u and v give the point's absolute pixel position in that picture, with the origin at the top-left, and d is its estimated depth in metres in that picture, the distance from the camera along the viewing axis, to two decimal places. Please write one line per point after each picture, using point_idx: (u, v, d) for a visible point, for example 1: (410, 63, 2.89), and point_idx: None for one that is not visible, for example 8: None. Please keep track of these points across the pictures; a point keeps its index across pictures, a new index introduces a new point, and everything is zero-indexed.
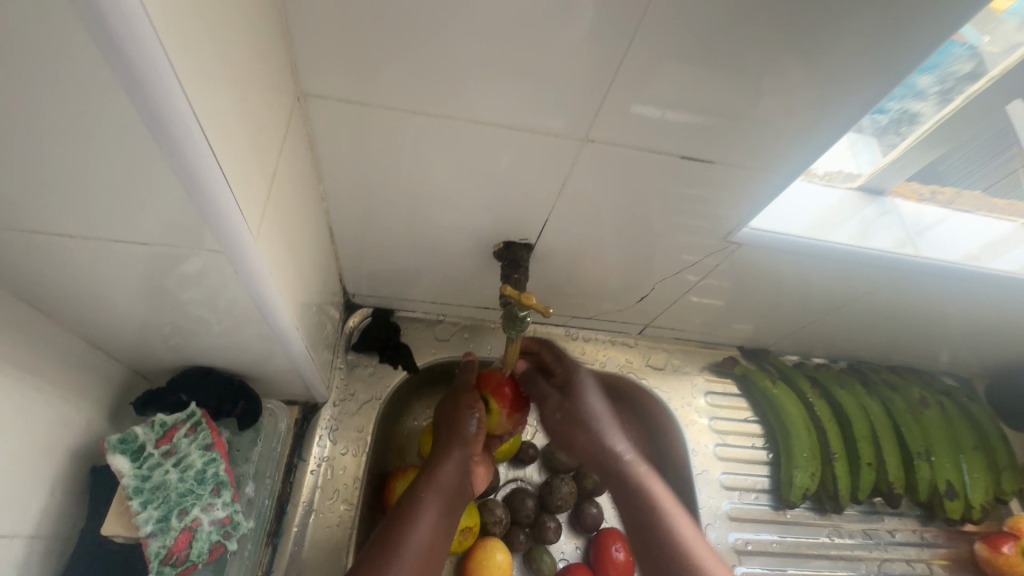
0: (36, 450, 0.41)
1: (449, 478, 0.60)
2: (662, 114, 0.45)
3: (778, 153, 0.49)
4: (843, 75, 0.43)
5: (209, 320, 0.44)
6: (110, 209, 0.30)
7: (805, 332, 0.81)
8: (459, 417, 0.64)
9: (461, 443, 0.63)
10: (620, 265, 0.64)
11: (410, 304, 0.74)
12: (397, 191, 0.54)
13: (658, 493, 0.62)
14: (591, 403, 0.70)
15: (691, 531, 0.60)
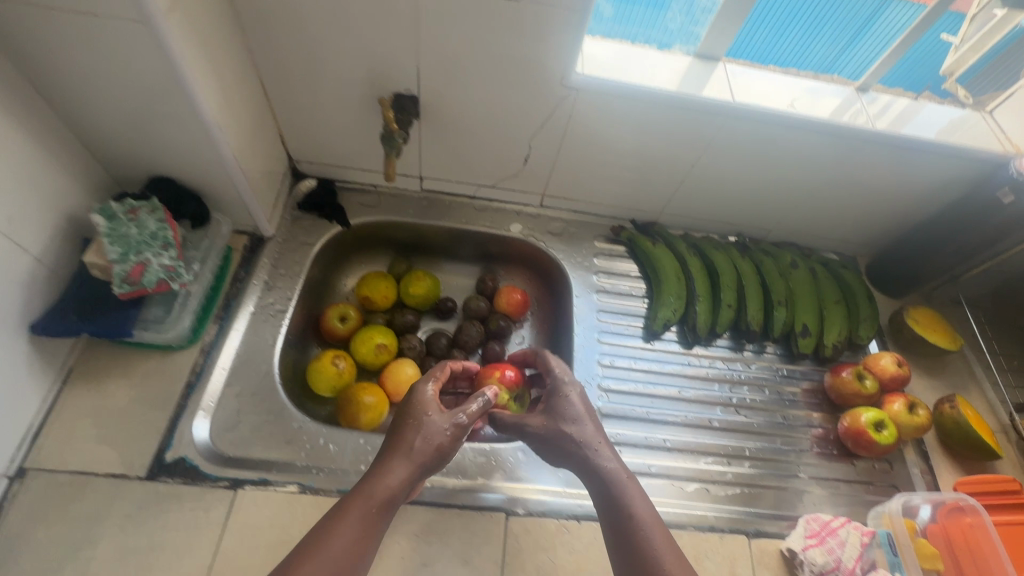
0: (37, 199, 0.60)
1: (396, 484, 0.58)
2: None
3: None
4: None
5: (156, 118, 0.62)
6: None
7: (680, 201, 0.94)
8: (425, 420, 0.62)
9: (428, 441, 0.61)
10: (497, 123, 0.79)
11: (346, 173, 0.92)
12: (302, 48, 0.70)
13: (638, 505, 0.58)
14: (574, 407, 0.66)
15: (667, 545, 0.55)
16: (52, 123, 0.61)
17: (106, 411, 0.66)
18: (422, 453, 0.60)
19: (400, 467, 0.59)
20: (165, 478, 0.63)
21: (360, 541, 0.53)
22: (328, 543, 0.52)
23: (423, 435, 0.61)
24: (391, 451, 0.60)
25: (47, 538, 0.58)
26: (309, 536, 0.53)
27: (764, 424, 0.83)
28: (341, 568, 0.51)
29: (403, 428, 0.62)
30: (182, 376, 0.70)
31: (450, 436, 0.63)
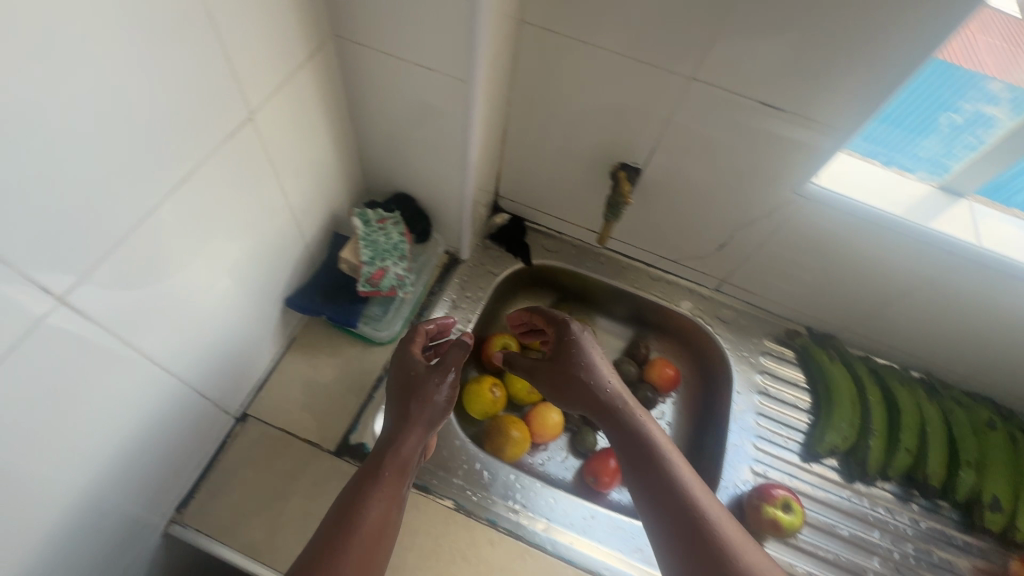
0: (320, 197, 0.71)
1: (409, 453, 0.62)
2: (758, 70, 0.61)
3: (847, 117, 0.62)
4: (905, 56, 0.55)
5: (425, 149, 0.71)
6: (417, 39, 0.56)
7: (870, 322, 0.89)
8: (438, 391, 0.64)
9: (420, 402, 0.64)
10: (708, 208, 0.81)
11: (539, 216, 0.98)
12: (552, 111, 0.77)
13: (692, 482, 0.59)
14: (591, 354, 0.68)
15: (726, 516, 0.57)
16: (347, 139, 0.72)
17: (314, 382, 0.75)
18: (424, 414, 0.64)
19: (411, 438, 0.62)
20: (348, 458, 0.71)
21: (386, 511, 0.58)
22: (360, 513, 0.56)
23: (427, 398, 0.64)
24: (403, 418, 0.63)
25: (253, 481, 0.68)
26: (343, 509, 0.57)
27: None
28: (376, 537, 0.56)
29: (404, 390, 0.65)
30: (375, 368, 0.78)
31: (445, 393, 0.65)
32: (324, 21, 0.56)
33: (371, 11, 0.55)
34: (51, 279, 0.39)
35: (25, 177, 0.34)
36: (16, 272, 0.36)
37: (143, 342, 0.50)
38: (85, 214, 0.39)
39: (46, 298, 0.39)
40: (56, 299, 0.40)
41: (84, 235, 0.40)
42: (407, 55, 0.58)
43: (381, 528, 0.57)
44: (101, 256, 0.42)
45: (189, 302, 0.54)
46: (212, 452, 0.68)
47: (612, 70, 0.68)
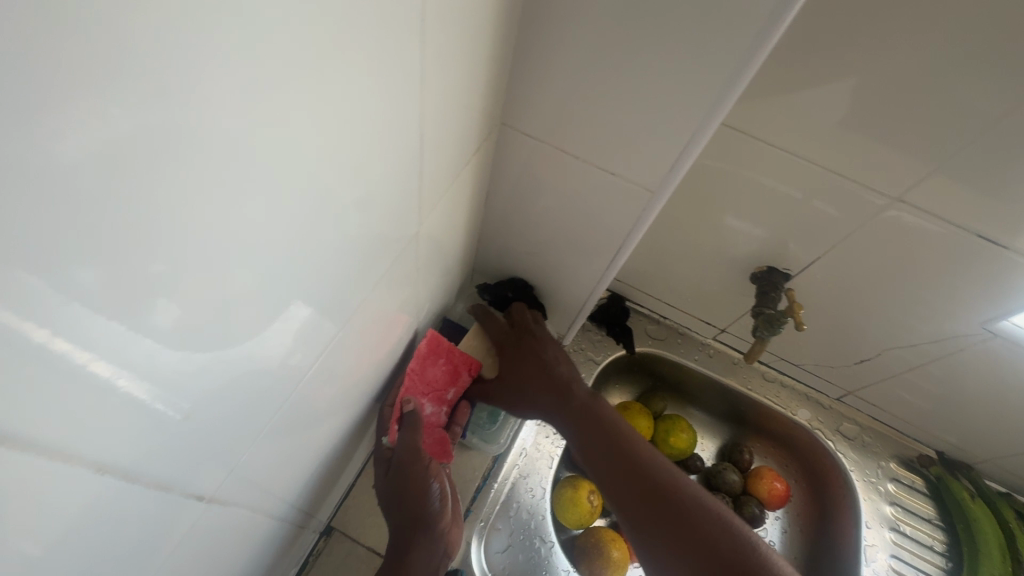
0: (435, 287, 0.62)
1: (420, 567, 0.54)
2: (985, 200, 0.52)
3: None
4: None
5: (563, 242, 0.63)
6: (605, 141, 0.48)
7: (1022, 460, 0.77)
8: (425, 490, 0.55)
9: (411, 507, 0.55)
10: (861, 323, 0.71)
11: (645, 299, 0.89)
12: (699, 205, 0.68)
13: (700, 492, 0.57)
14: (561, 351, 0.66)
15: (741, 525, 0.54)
16: (474, 222, 0.64)
17: None
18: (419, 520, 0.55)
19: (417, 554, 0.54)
20: None
21: None
22: None
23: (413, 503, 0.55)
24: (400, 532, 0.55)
25: None
26: None
27: None
28: None
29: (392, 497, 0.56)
30: (473, 478, 0.69)
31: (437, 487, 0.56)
32: (496, 111, 0.49)
33: (556, 106, 0.47)
34: (205, 483, 0.33)
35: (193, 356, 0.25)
36: (179, 491, 0.30)
37: (258, 499, 0.42)
38: (250, 405, 0.33)
39: (197, 503, 0.33)
40: (205, 499, 0.34)
41: (243, 426, 0.34)
42: (582, 153, 0.50)
43: None
44: (252, 440, 0.36)
45: (305, 442, 0.46)
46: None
47: (792, 176, 0.59)
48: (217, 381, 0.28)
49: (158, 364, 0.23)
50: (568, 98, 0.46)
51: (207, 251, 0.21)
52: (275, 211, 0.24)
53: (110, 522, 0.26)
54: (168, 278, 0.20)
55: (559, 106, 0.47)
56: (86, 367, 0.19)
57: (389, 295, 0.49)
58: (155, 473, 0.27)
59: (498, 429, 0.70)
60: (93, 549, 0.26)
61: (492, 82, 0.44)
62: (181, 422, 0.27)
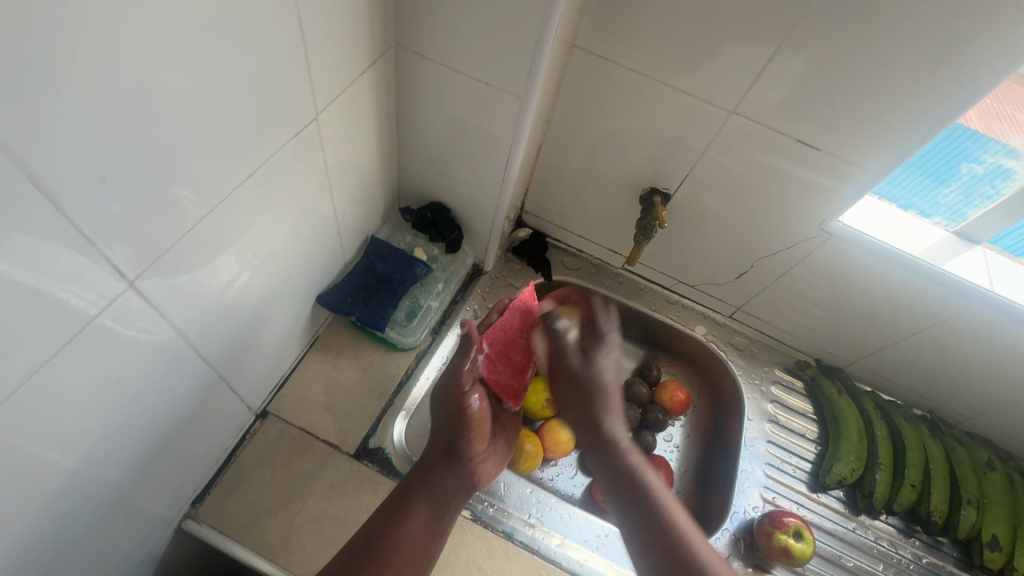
0: (357, 199, 0.72)
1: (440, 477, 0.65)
2: (797, 106, 0.64)
3: (878, 155, 0.65)
4: (934, 107, 0.59)
5: (465, 161, 0.73)
6: (478, 54, 0.58)
7: (880, 358, 0.91)
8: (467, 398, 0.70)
9: (451, 428, 0.69)
10: (732, 237, 0.83)
11: (562, 233, 1.00)
12: (590, 132, 0.80)
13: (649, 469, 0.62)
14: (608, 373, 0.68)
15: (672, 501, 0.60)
16: (392, 145, 0.74)
17: (337, 383, 0.75)
18: (445, 437, 0.69)
19: (438, 455, 0.66)
20: (367, 461, 0.71)
21: (428, 519, 0.61)
22: (394, 533, 0.57)
23: (453, 417, 0.70)
24: (440, 447, 0.68)
25: (271, 479, 0.67)
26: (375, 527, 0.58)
27: None
28: (414, 546, 0.58)
29: (444, 424, 0.70)
30: (397, 373, 0.78)
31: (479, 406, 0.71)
32: (389, 32, 0.59)
33: (436, 24, 0.57)
34: (125, 266, 0.41)
35: (61, 192, 0.33)
36: (99, 255, 0.38)
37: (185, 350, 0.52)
38: (161, 203, 0.41)
39: (120, 281, 0.41)
40: (128, 283, 0.41)
41: (158, 223, 0.41)
42: (463, 68, 0.60)
43: (424, 534, 0.60)
44: (169, 247, 0.44)
45: (224, 307, 0.55)
46: (230, 446, 0.67)
47: (653, 96, 0.71)
48: (123, 153, 0.36)
49: (63, 97, 0.31)
50: (442, 15, 0.56)
51: (83, 26, 0.30)
52: (122, 70, 0.33)
53: (42, 245, 0.34)
54: (22, 110, 0.29)
55: (438, 26, 0.57)
56: (10, 61, 0.27)
57: (303, 185, 0.59)
58: (75, 220, 0.35)
59: (414, 329, 0.79)
60: (23, 266, 0.33)
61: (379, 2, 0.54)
62: (91, 176, 0.35)
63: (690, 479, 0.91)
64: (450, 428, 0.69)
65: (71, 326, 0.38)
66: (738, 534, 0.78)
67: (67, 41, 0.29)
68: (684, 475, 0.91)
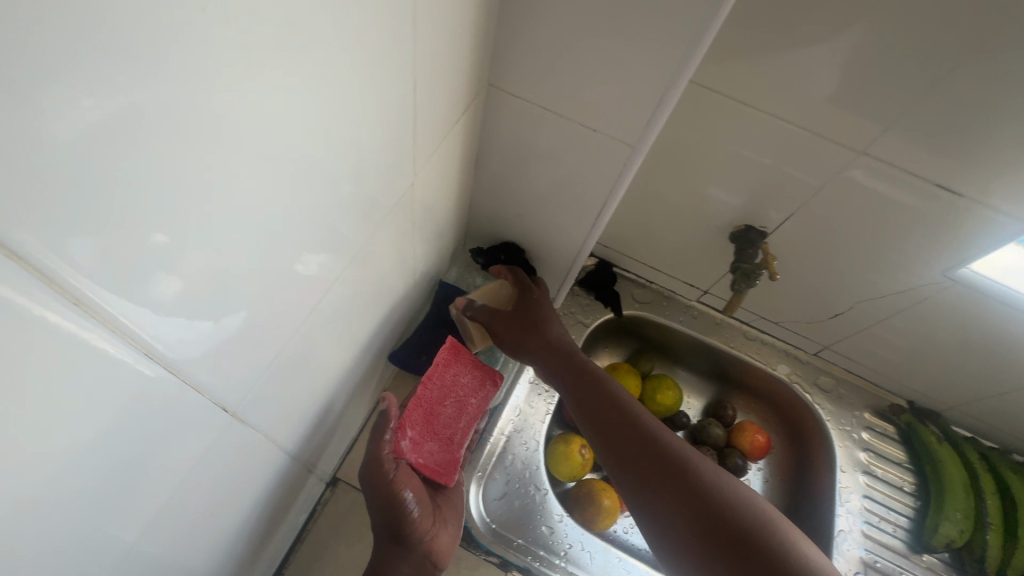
0: (431, 247, 0.66)
1: None
2: (940, 148, 0.56)
3: None
4: None
5: (550, 205, 0.66)
6: (587, 96, 0.50)
7: (986, 405, 0.84)
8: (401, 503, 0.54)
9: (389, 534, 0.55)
10: (832, 278, 0.76)
11: (631, 264, 0.93)
12: (680, 166, 0.72)
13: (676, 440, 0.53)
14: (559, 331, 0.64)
15: (715, 469, 0.50)
16: (466, 186, 0.67)
17: None
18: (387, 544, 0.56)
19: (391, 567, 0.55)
20: None
21: None
22: None
23: (384, 523, 0.55)
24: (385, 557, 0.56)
25: (347, 556, 0.62)
26: None
27: None
28: None
29: (382, 529, 0.56)
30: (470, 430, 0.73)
31: (420, 507, 0.56)
32: (483, 72, 0.51)
33: (540, 65, 0.50)
34: (229, 396, 0.34)
35: (181, 336, 0.27)
36: (206, 395, 0.32)
37: (277, 445, 0.47)
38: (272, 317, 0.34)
39: (223, 414, 0.35)
40: (229, 413, 0.35)
41: (263, 341, 0.35)
42: (564, 110, 0.53)
43: None
44: (269, 360, 0.37)
45: (309, 392, 0.49)
46: (302, 522, 0.62)
47: (762, 131, 0.63)
48: (239, 283, 0.29)
49: (199, 234, 0.24)
50: (549, 55, 0.48)
51: (232, 140, 0.23)
52: (259, 183, 0.27)
53: (160, 396, 0.28)
54: (152, 255, 0.23)
55: (541, 66, 0.50)
56: (148, 205, 0.21)
57: (387, 248, 0.52)
58: (184, 368, 0.29)
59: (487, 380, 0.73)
60: (132, 432, 0.27)
61: (480, 42, 0.47)
62: (206, 316, 0.28)
63: None
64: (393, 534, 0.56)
65: (178, 470, 0.33)
66: None
67: (203, 179, 0.23)
68: None
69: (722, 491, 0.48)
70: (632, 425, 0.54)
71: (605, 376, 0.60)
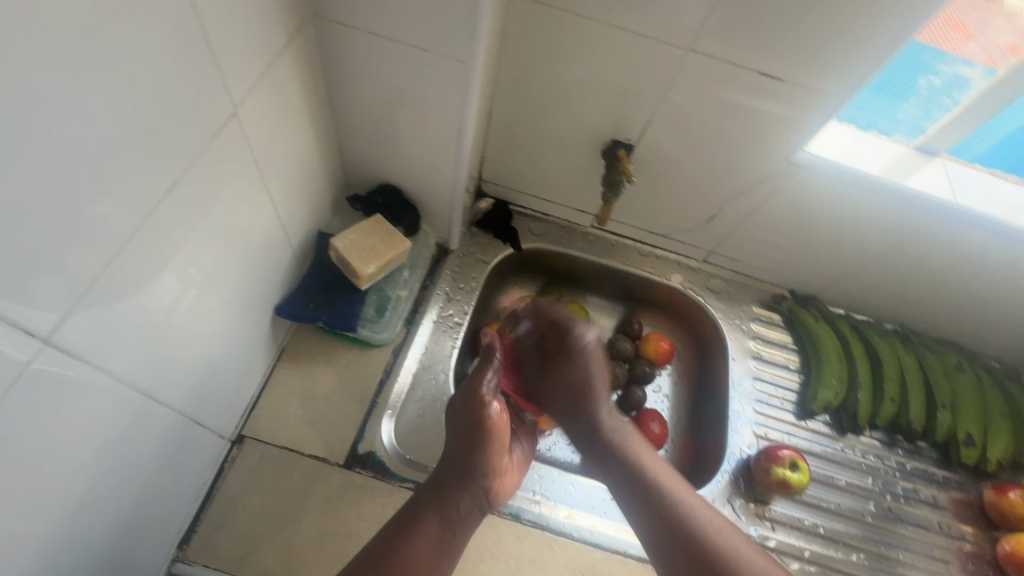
0: (301, 195, 0.66)
1: (465, 496, 0.61)
2: (755, 37, 0.61)
3: (840, 79, 0.63)
4: (893, 24, 0.57)
5: (413, 139, 0.67)
6: (410, 15, 0.51)
7: (851, 282, 0.93)
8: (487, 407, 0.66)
9: (467, 437, 0.64)
10: (699, 182, 0.81)
11: (525, 199, 0.95)
12: (541, 89, 0.74)
13: (665, 477, 0.64)
14: (592, 368, 0.73)
15: (695, 501, 0.61)
16: (329, 130, 0.67)
17: (313, 394, 0.71)
18: (462, 455, 0.64)
19: (457, 469, 0.63)
20: (360, 469, 0.67)
21: (431, 550, 0.56)
22: (398, 555, 0.53)
23: (468, 424, 0.65)
24: (454, 462, 0.63)
25: (261, 505, 0.63)
26: (384, 550, 0.54)
27: (920, 546, 0.80)
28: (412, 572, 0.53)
29: (462, 435, 0.66)
30: (376, 372, 0.74)
31: (497, 415, 0.66)
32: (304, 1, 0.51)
33: None
34: (34, 319, 0.34)
35: None
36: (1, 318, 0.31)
37: (140, 390, 0.47)
38: (69, 237, 0.34)
39: (35, 341, 0.34)
40: (43, 341, 0.35)
41: (67, 265, 0.35)
42: (394, 34, 0.54)
43: (428, 560, 0.55)
44: (90, 284, 0.37)
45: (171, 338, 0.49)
46: (209, 479, 0.63)
47: (602, 42, 0.66)
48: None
49: None
50: None
51: None
52: None
53: None
54: None
55: None
56: None
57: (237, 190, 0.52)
58: None
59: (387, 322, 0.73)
60: None
61: None
62: None
63: (683, 426, 0.92)
64: (472, 442, 0.65)
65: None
66: (735, 473, 0.80)
67: None
68: (677, 422, 0.92)
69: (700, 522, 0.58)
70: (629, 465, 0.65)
71: (596, 392, 0.72)
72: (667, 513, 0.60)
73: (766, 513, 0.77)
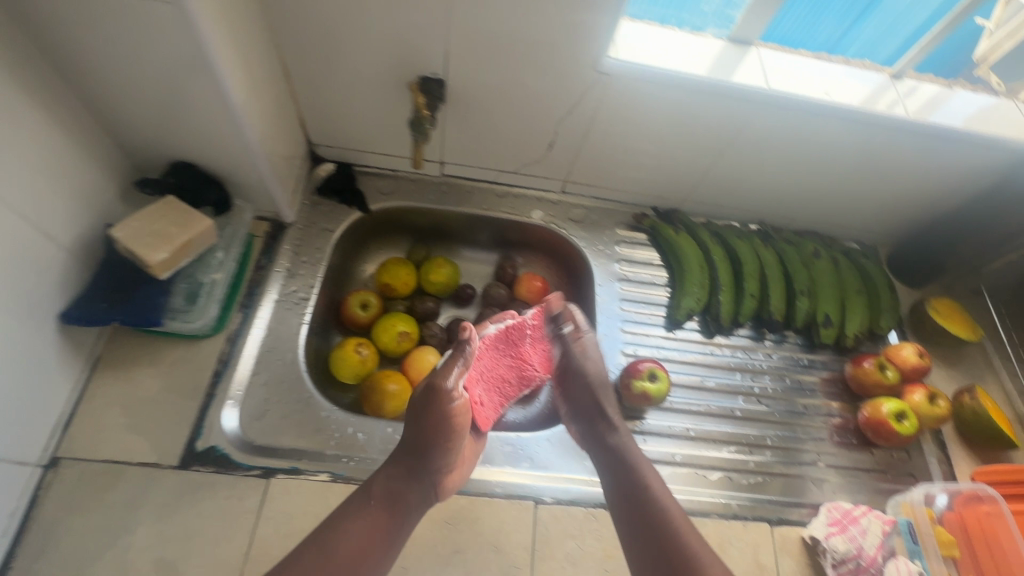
0: (60, 187, 0.59)
1: (414, 488, 0.60)
2: None
3: None
4: None
5: (178, 104, 0.60)
6: None
7: (704, 189, 0.93)
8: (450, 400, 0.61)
9: (427, 431, 0.60)
10: (523, 109, 0.78)
11: (365, 157, 0.90)
12: (325, 32, 0.68)
13: (651, 480, 0.63)
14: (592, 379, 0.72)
15: (674, 504, 0.61)
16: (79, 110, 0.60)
17: (136, 399, 0.66)
18: (412, 447, 0.61)
19: (413, 462, 0.60)
20: (198, 466, 0.63)
21: (368, 538, 0.56)
22: (340, 535, 0.54)
23: (434, 419, 0.60)
24: (409, 451, 0.61)
25: (85, 525, 0.59)
26: (326, 529, 0.55)
27: (792, 428, 0.83)
28: (349, 558, 0.53)
29: (419, 426, 0.61)
30: (209, 364, 0.70)
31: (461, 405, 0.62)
32: None
33: None
34: None
35: None
36: None
37: None
38: None
39: None
40: None
41: None
42: None
43: (372, 539, 0.55)
44: None
45: None
46: (20, 511, 0.58)
47: None
48: None
49: None
50: None
51: None
52: None
53: None
54: None
55: None
56: None
57: None
58: None
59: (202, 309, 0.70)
60: None
61: None
62: None
63: None
64: (436, 437, 0.61)
65: None
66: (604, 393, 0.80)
67: None
68: None
69: (673, 521, 0.59)
70: (628, 476, 0.63)
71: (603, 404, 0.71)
72: (647, 517, 0.59)
73: (637, 427, 0.78)
